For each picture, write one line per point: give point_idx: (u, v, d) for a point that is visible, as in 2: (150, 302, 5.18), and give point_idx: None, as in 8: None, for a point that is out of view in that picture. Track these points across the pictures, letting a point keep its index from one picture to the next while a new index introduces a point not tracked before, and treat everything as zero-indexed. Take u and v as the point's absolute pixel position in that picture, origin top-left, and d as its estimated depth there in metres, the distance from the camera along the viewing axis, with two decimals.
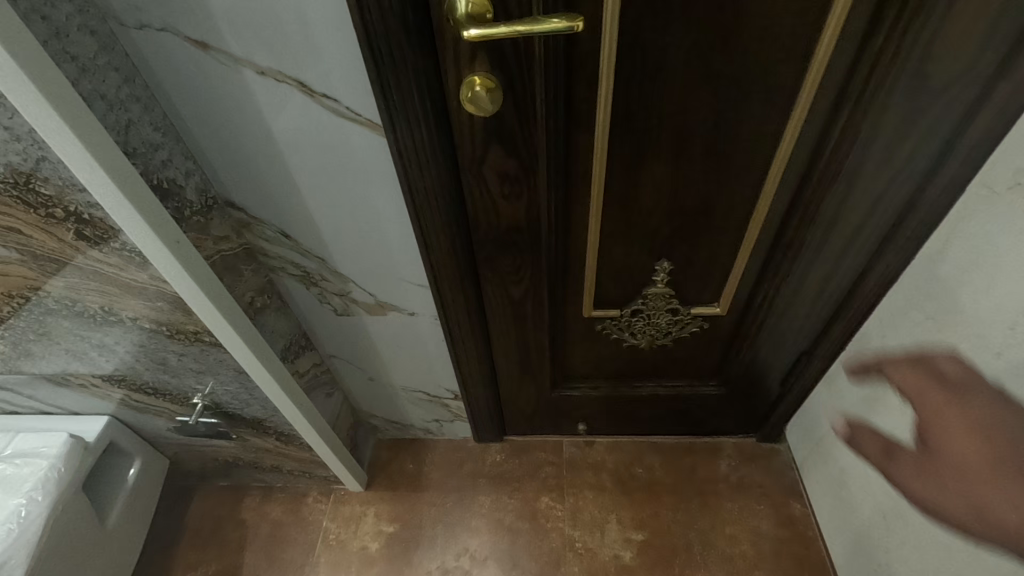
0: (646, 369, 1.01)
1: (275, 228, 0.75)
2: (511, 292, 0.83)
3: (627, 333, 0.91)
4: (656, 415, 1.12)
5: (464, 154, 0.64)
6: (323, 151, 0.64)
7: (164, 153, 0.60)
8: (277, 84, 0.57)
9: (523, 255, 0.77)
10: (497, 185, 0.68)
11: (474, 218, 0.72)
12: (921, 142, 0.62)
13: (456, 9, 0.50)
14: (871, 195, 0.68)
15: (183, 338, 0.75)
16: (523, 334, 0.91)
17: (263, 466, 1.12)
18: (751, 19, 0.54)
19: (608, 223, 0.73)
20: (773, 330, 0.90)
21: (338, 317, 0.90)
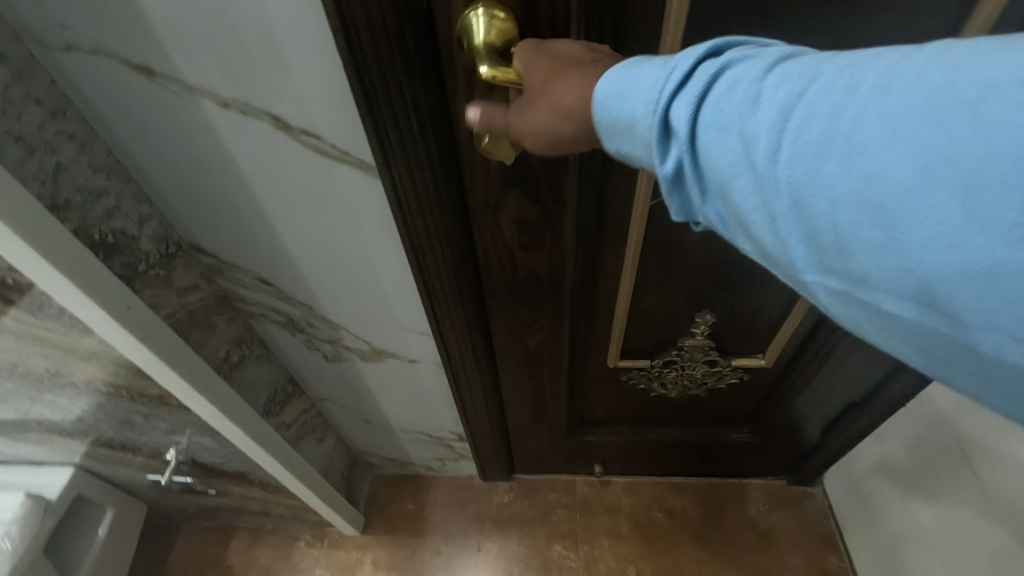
0: (672, 413, 0.92)
1: (251, 274, 0.64)
2: (526, 340, 0.72)
3: (656, 380, 0.82)
4: (679, 458, 1.03)
5: (476, 200, 0.53)
6: (305, 193, 0.53)
7: (108, 200, 0.50)
8: (244, 117, 0.46)
9: (540, 305, 0.66)
10: (513, 234, 0.57)
11: (486, 266, 0.62)
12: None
13: (474, 33, 0.39)
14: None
15: (148, 400, 0.65)
16: (538, 381, 0.81)
17: (249, 510, 1.03)
18: (849, 47, 0.42)
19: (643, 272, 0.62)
20: (821, 381, 0.80)
21: (329, 363, 0.80)
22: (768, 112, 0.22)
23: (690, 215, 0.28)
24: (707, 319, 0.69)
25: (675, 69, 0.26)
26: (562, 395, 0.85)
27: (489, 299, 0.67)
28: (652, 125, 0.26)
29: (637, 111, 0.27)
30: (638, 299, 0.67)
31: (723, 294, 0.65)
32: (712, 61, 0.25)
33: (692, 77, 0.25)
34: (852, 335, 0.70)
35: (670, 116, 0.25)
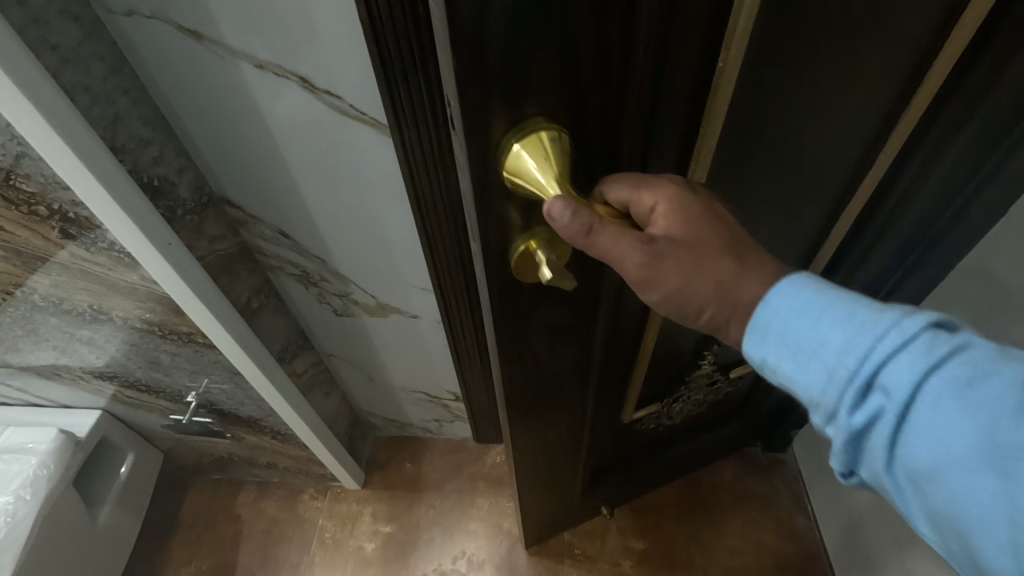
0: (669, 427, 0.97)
1: (273, 227, 0.71)
2: (547, 433, 0.70)
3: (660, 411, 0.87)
4: (676, 472, 1.10)
5: (508, 322, 0.47)
6: (325, 152, 0.61)
7: (154, 149, 0.57)
8: (276, 78, 0.53)
9: (565, 397, 0.65)
10: (542, 343, 0.52)
11: (512, 382, 0.55)
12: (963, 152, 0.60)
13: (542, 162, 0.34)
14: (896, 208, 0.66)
15: (176, 339, 0.73)
16: (553, 461, 0.79)
17: (259, 463, 1.10)
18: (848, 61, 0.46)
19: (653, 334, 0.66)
20: None
21: (338, 318, 0.87)
22: (1005, 405, 0.27)
23: (856, 459, 0.32)
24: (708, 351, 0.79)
25: (898, 333, 0.29)
26: (576, 461, 0.83)
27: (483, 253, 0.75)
28: (862, 371, 0.30)
29: (846, 355, 0.30)
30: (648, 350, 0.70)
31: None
32: (937, 337, 0.29)
33: (916, 342, 0.29)
34: None
35: (888, 373, 0.29)
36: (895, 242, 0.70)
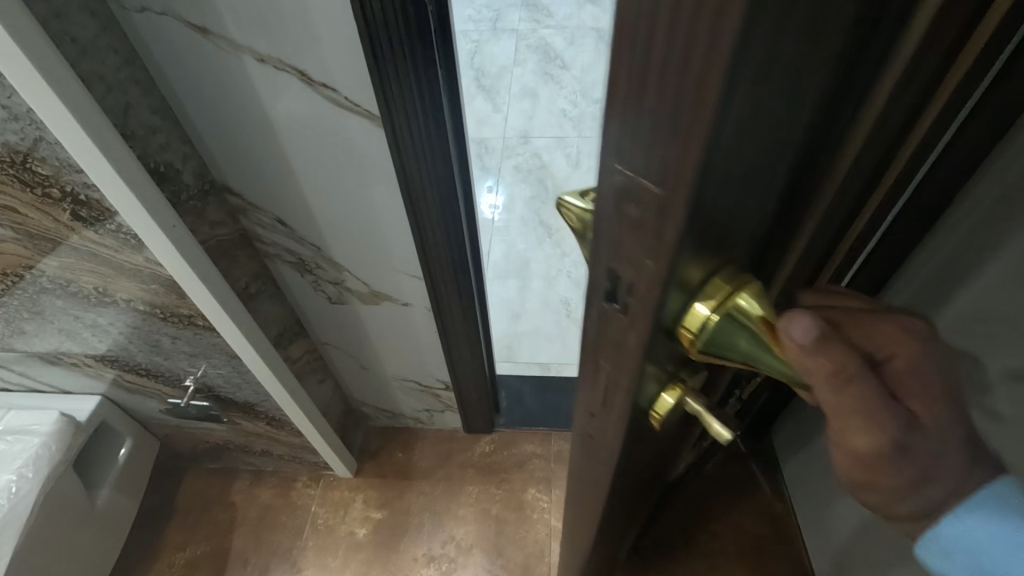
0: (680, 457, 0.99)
1: (271, 215, 0.75)
2: (633, 512, 0.68)
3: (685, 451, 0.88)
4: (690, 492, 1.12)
5: (626, 459, 0.44)
6: (322, 142, 0.65)
7: (161, 137, 0.60)
8: (276, 71, 0.58)
9: (650, 478, 0.63)
10: (644, 454, 0.49)
11: (616, 496, 0.53)
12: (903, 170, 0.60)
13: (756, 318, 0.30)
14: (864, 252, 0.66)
15: (177, 321, 0.76)
16: (622, 535, 0.77)
17: (254, 451, 1.14)
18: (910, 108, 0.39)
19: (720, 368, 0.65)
20: None
21: (332, 305, 0.91)
22: None
23: None
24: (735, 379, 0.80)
25: None
26: (634, 526, 0.82)
27: (468, 238, 0.80)
28: None
29: None
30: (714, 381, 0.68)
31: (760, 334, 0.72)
32: None
33: None
34: None
35: None
36: None
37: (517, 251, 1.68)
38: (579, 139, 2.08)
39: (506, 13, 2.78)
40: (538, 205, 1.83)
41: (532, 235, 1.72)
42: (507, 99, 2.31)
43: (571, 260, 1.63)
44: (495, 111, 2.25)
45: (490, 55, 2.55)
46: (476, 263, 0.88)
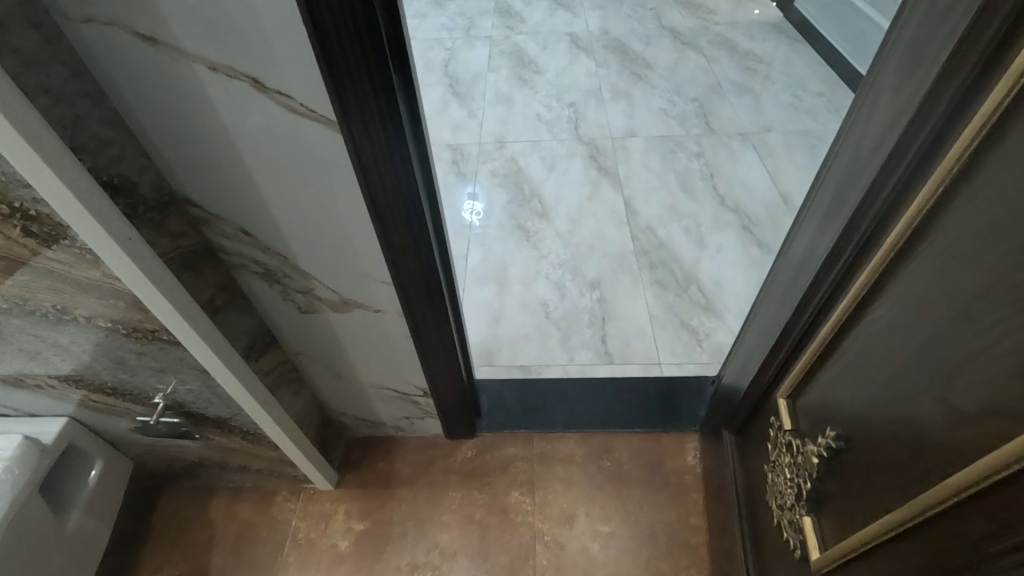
0: (746, 470, 0.93)
1: (234, 226, 0.74)
2: None
3: (770, 480, 0.80)
4: None
5: None
6: (284, 152, 0.64)
7: (114, 150, 0.60)
8: (229, 80, 0.57)
9: None
10: None
11: None
12: (843, 131, 0.62)
13: None
14: (844, 230, 0.61)
15: (141, 337, 0.74)
16: None
17: (230, 466, 1.12)
18: None
19: (838, 374, 0.63)
20: (752, 330, 0.88)
21: (302, 315, 0.90)
22: None
23: None
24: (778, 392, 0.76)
25: None
26: None
27: (435, 241, 0.81)
28: None
29: None
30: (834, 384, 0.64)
31: (817, 313, 0.68)
32: None
33: None
34: (766, 288, 0.82)
35: None
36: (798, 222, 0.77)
37: (495, 255, 1.68)
38: (554, 142, 2.10)
39: (480, 21, 2.82)
40: (515, 208, 1.84)
41: (509, 239, 1.73)
42: (481, 105, 2.33)
43: (548, 263, 1.64)
44: (471, 117, 2.26)
45: (465, 62, 2.57)
46: (445, 265, 0.88)
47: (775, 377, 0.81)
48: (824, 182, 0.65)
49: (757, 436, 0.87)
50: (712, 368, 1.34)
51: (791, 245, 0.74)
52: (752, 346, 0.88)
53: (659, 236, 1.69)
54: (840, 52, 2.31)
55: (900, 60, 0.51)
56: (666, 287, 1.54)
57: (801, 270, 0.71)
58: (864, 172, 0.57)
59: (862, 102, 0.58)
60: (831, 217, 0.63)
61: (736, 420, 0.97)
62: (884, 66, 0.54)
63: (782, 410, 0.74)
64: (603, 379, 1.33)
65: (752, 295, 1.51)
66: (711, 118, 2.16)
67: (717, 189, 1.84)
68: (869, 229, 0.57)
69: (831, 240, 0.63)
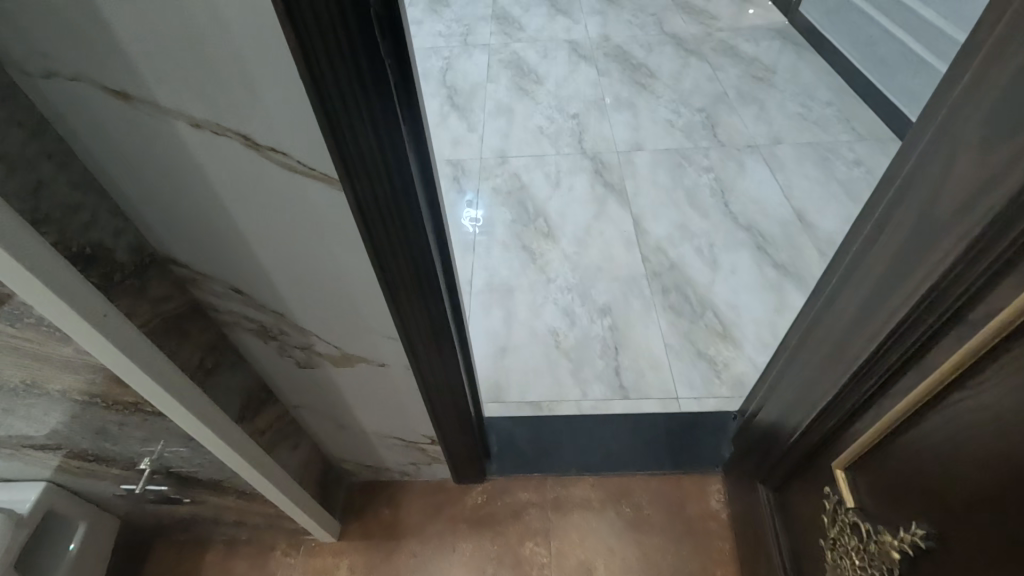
0: (792, 533, 0.85)
1: (225, 284, 0.67)
2: None
3: (831, 562, 0.72)
4: None
5: None
6: (280, 210, 0.57)
7: (86, 215, 0.53)
8: (216, 136, 0.50)
9: None
10: None
11: None
12: (910, 182, 0.55)
13: None
14: (915, 294, 0.54)
15: (122, 409, 0.67)
16: None
17: (224, 521, 1.05)
18: None
19: (911, 452, 0.56)
20: (791, 378, 0.82)
21: (302, 369, 0.83)
22: None
23: None
24: (835, 462, 0.69)
25: None
26: None
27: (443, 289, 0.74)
28: None
29: None
30: (904, 465, 0.57)
31: (875, 376, 0.61)
32: None
33: None
34: (810, 338, 0.76)
35: None
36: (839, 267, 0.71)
37: (500, 279, 1.61)
38: (557, 156, 2.03)
39: (477, 28, 2.75)
40: (519, 228, 1.77)
41: (514, 261, 1.66)
42: (481, 117, 2.26)
43: (556, 287, 1.57)
44: (470, 130, 2.19)
45: (463, 71, 2.49)
46: (453, 311, 0.81)
47: (821, 436, 0.74)
48: (887, 236, 0.59)
49: (806, 498, 0.80)
50: (732, 402, 1.28)
51: (842, 297, 0.68)
52: (792, 397, 0.82)
53: (671, 257, 1.63)
54: (850, 58, 2.24)
55: (993, 116, 0.45)
56: (681, 313, 1.48)
57: (858, 328, 0.65)
58: (942, 232, 0.50)
59: (938, 154, 0.51)
60: (897, 277, 0.57)
61: (772, 473, 0.90)
62: (968, 117, 0.48)
63: (843, 485, 0.67)
64: (619, 416, 1.26)
65: (770, 321, 1.45)
66: (718, 129, 2.10)
67: (728, 207, 1.78)
68: (946, 296, 0.50)
69: (898, 302, 0.56)
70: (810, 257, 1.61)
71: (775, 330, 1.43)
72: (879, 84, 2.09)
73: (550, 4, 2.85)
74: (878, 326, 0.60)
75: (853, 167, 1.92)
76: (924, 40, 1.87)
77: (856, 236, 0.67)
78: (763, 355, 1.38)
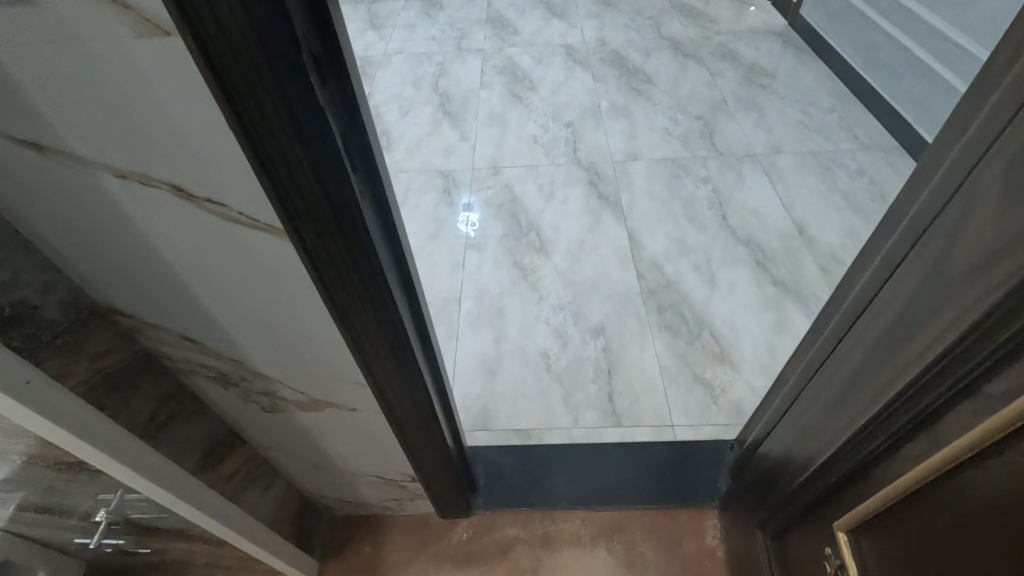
0: None
1: (175, 333, 0.62)
2: None
3: None
4: None
5: None
6: (224, 261, 0.52)
7: (6, 272, 0.48)
8: (144, 188, 0.45)
9: None
10: None
11: None
12: (927, 229, 0.50)
13: None
14: (925, 355, 0.49)
15: (65, 468, 0.62)
16: None
17: (196, 562, 1.00)
18: None
19: (919, 529, 0.51)
20: (796, 418, 0.76)
21: (268, 414, 0.78)
22: None
23: None
24: (837, 521, 0.64)
25: None
26: None
27: (410, 331, 0.68)
28: None
29: None
30: (913, 541, 0.52)
31: (880, 435, 0.56)
32: None
33: None
34: (816, 382, 0.71)
35: None
36: (848, 311, 0.65)
37: (491, 297, 1.56)
38: (551, 166, 1.98)
39: (471, 32, 2.69)
40: (511, 242, 1.72)
41: (505, 278, 1.61)
42: (473, 125, 2.20)
43: (548, 305, 1.52)
44: (463, 139, 2.14)
45: (456, 77, 2.44)
46: (423, 343, 0.75)
47: (821, 489, 0.69)
48: (899, 284, 0.54)
49: (806, 552, 0.75)
50: (730, 430, 1.23)
51: (850, 344, 0.63)
52: (796, 442, 0.76)
53: (667, 274, 1.57)
54: (851, 62, 2.18)
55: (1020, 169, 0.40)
56: (677, 334, 1.42)
57: (864, 380, 0.59)
58: (958, 292, 0.45)
59: (960, 202, 0.46)
60: (906, 332, 0.52)
61: (770, 517, 0.85)
62: (994, 165, 0.42)
63: (845, 548, 0.63)
64: (611, 445, 1.21)
65: (769, 343, 1.40)
66: (716, 137, 2.04)
67: (727, 220, 1.72)
68: (960, 364, 0.45)
69: (909, 362, 0.51)
70: (811, 274, 1.55)
71: (775, 352, 1.37)
72: (881, 90, 2.02)
73: (546, 8, 2.80)
74: (885, 382, 0.55)
75: (856, 177, 1.86)
76: (928, 45, 1.79)
77: (863, 279, 0.62)
78: (762, 379, 1.33)
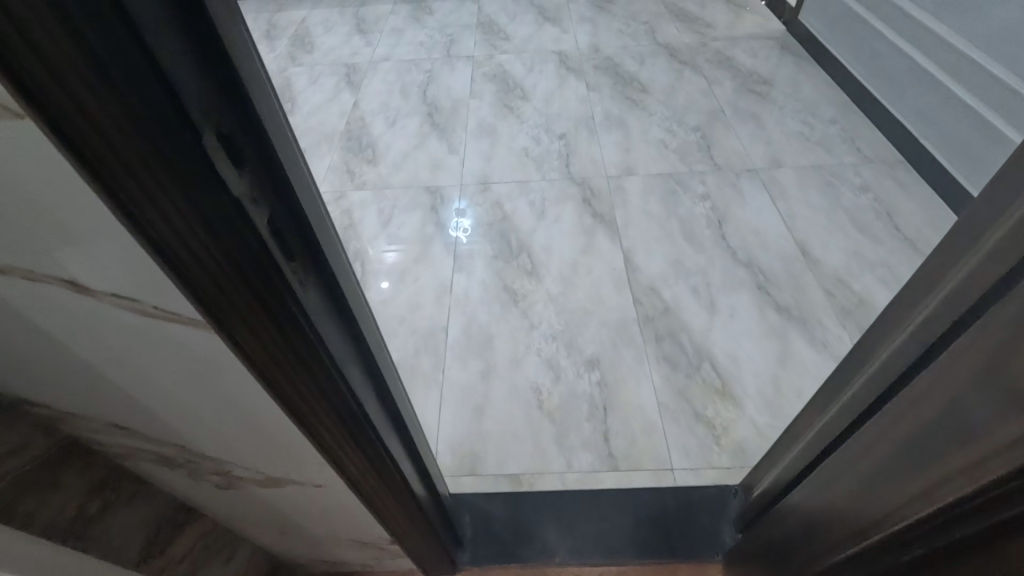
0: None
1: (102, 421, 0.53)
2: None
3: None
4: None
5: None
6: (143, 354, 0.44)
7: None
8: (29, 284, 0.37)
9: None
10: None
11: None
12: (990, 315, 0.42)
13: None
14: (984, 468, 0.41)
15: None
16: None
17: None
18: None
19: None
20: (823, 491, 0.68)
21: (223, 490, 0.70)
22: None
23: None
24: None
25: None
26: None
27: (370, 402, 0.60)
28: None
29: None
30: None
31: (923, 543, 0.48)
32: None
33: None
34: (845, 455, 0.62)
35: None
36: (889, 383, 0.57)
37: (479, 325, 1.48)
38: (543, 182, 1.90)
39: (461, 38, 2.61)
40: (501, 265, 1.63)
41: (495, 304, 1.52)
42: (462, 138, 2.12)
43: (539, 334, 1.44)
44: (451, 152, 2.05)
45: (444, 86, 2.35)
46: (390, 411, 0.67)
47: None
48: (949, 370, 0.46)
49: None
50: (733, 474, 1.15)
51: (886, 425, 0.55)
52: (818, 518, 0.68)
53: (665, 299, 1.50)
54: (852, 70, 2.10)
55: None
56: (676, 365, 1.35)
57: (900, 471, 0.51)
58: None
59: None
60: (958, 432, 0.44)
61: None
62: None
63: None
64: (607, 492, 1.13)
65: (773, 375, 1.32)
66: (714, 151, 1.97)
67: (726, 240, 1.65)
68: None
69: (960, 470, 0.43)
70: (815, 299, 1.47)
71: (779, 386, 1.30)
72: (885, 101, 1.95)
73: (538, 13, 2.72)
74: (927, 483, 0.47)
75: (859, 194, 1.78)
76: (935, 56, 1.71)
77: (907, 357, 0.54)
78: (767, 416, 1.25)
